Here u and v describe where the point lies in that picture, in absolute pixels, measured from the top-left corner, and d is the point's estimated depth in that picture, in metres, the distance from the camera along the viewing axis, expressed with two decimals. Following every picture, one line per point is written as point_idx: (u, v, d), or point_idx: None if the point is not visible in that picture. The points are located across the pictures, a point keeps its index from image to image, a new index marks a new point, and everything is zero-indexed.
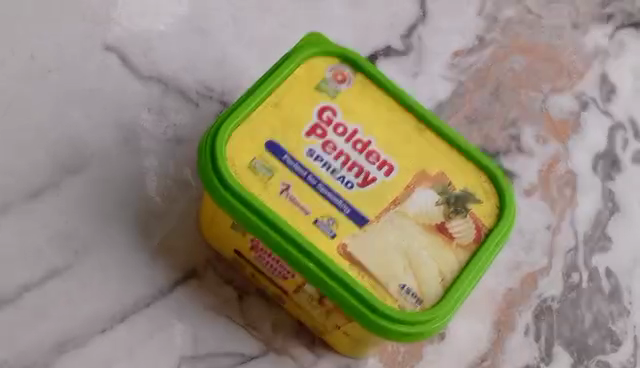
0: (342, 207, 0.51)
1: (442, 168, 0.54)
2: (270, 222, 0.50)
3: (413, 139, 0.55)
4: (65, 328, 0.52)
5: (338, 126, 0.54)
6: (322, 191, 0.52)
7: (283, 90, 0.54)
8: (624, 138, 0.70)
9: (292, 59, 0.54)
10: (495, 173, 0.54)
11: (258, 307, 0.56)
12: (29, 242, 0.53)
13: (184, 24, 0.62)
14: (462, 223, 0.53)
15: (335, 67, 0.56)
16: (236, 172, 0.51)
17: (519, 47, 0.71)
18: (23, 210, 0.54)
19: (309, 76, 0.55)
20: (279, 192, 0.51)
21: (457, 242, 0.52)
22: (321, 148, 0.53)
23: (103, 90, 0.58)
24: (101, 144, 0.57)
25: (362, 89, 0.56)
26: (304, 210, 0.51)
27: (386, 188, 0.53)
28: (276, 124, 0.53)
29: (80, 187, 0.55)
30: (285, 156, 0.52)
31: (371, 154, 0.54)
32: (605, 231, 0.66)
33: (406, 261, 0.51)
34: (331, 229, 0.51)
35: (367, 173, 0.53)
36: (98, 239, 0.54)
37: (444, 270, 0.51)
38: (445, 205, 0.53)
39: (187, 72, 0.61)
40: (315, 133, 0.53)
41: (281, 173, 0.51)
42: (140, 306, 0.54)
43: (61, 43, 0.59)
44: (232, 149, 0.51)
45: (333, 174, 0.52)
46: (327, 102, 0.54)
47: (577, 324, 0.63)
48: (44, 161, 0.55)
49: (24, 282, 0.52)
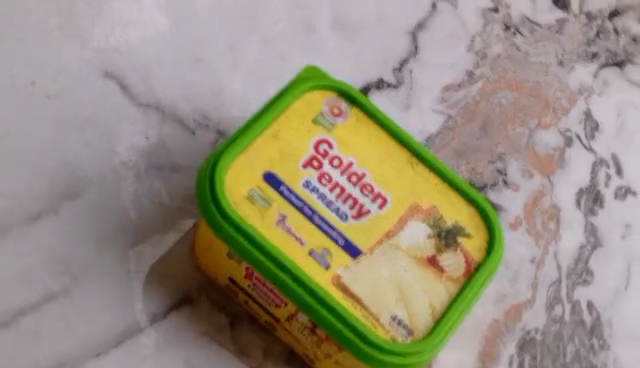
0: (337, 239, 0.53)
1: (434, 202, 0.56)
2: (267, 252, 0.51)
3: (406, 173, 0.56)
4: (61, 351, 0.53)
5: (334, 159, 0.55)
6: (318, 222, 0.53)
7: (281, 122, 0.55)
8: (607, 173, 0.72)
9: (290, 93, 0.55)
10: (484, 207, 0.56)
11: (251, 335, 0.57)
12: (27, 266, 0.54)
13: (182, 53, 0.63)
14: (452, 257, 0.54)
15: (332, 100, 0.57)
16: (234, 202, 0.52)
17: (507, 82, 0.73)
18: (22, 234, 0.55)
19: (307, 109, 0.56)
20: (275, 223, 0.52)
21: (448, 275, 0.54)
22: (317, 180, 0.54)
23: (101, 118, 0.59)
24: (99, 171, 0.58)
25: (358, 123, 0.57)
26: (299, 241, 0.52)
27: (379, 221, 0.54)
28: (274, 155, 0.54)
29: (78, 212, 0.56)
30: (282, 187, 0.53)
31: (365, 187, 0.55)
32: (587, 265, 0.68)
33: (398, 293, 0.53)
34: (326, 259, 0.52)
35: (362, 205, 0.54)
36: (95, 264, 0.55)
37: (435, 302, 0.53)
38: (436, 238, 0.55)
39: (185, 100, 0.62)
40: (311, 165, 0.55)
41: (278, 204, 0.53)
42: (135, 331, 0.55)
43: (61, 69, 0.60)
44: (231, 180, 0.52)
45: (328, 205, 0.54)
46: (323, 135, 0.56)
47: (558, 357, 0.65)
48: (42, 186, 0.56)
49: (21, 305, 0.53)
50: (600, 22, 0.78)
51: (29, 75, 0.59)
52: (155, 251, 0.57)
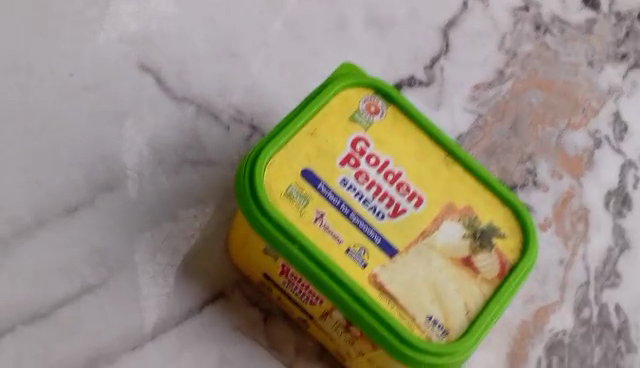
0: (373, 237, 0.53)
1: (469, 202, 0.56)
2: (306, 249, 0.51)
3: (441, 173, 0.56)
4: (97, 343, 0.53)
5: (370, 157, 0.55)
6: (354, 220, 0.53)
7: (319, 119, 0.55)
8: (635, 176, 0.71)
9: (329, 89, 0.55)
10: (520, 208, 0.56)
11: (283, 330, 0.57)
12: (63, 258, 0.54)
13: (217, 47, 0.63)
14: (487, 258, 0.54)
15: (370, 98, 0.57)
16: (273, 199, 0.52)
17: (537, 82, 0.73)
18: (59, 225, 0.55)
19: (344, 106, 0.56)
20: (313, 220, 0.52)
21: (483, 276, 0.54)
22: (354, 178, 0.54)
23: (137, 111, 0.59)
24: (135, 164, 0.58)
25: (394, 121, 0.57)
26: (337, 239, 0.52)
27: (415, 220, 0.54)
28: (312, 152, 0.54)
29: (114, 205, 0.56)
30: (320, 184, 0.53)
31: (401, 186, 0.55)
32: (615, 267, 0.68)
33: (433, 293, 0.53)
34: (363, 258, 0.52)
35: (398, 204, 0.54)
36: (130, 258, 0.55)
37: (470, 302, 0.53)
38: (471, 238, 0.55)
39: (219, 95, 0.62)
40: (348, 163, 0.54)
41: (316, 201, 0.53)
42: (169, 325, 0.55)
43: (98, 61, 0.60)
44: (270, 175, 0.52)
45: (365, 204, 0.54)
46: (360, 133, 0.56)
47: (585, 359, 0.64)
48: (80, 178, 0.56)
49: (58, 297, 0.53)
50: (630, 23, 0.77)
51: (66, 67, 0.59)
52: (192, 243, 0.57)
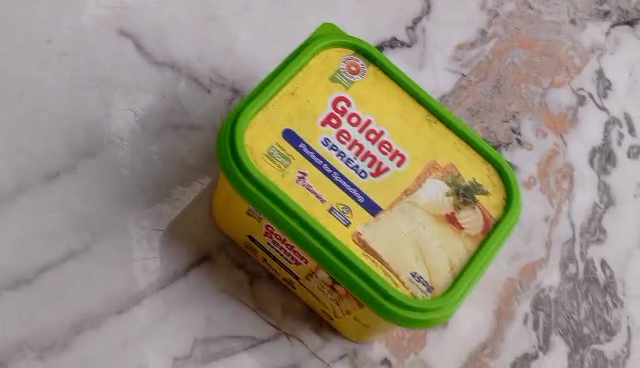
0: (356, 196, 0.53)
1: (452, 160, 0.56)
2: (288, 209, 0.51)
3: (423, 131, 0.56)
4: (82, 308, 0.53)
5: (352, 116, 0.55)
6: (337, 180, 0.53)
7: (299, 80, 0.55)
8: (619, 132, 0.72)
9: (309, 50, 0.55)
10: (502, 165, 0.56)
11: (269, 292, 0.57)
12: (46, 224, 0.54)
13: (196, 12, 0.63)
14: (471, 214, 0.54)
15: (350, 58, 0.57)
16: (254, 160, 0.52)
17: (519, 41, 0.72)
18: (41, 192, 0.55)
19: (324, 66, 0.56)
20: (295, 180, 0.52)
21: (466, 232, 0.54)
22: (336, 138, 0.54)
23: (117, 77, 0.59)
24: (117, 129, 0.58)
25: (375, 81, 0.57)
26: (319, 199, 0.52)
27: (398, 178, 0.54)
28: (292, 113, 0.54)
29: (97, 171, 0.56)
30: (301, 145, 0.53)
31: (384, 144, 0.55)
32: (601, 223, 0.68)
33: (417, 250, 0.53)
34: (346, 216, 0.52)
35: (380, 163, 0.54)
36: (114, 223, 0.55)
37: (454, 258, 0.53)
38: (454, 195, 0.55)
39: (200, 60, 0.62)
40: (329, 123, 0.54)
41: (297, 162, 0.53)
42: (155, 289, 0.55)
43: (77, 28, 0.59)
44: (251, 137, 0.52)
45: (347, 163, 0.54)
46: (341, 93, 0.55)
47: (572, 314, 0.64)
48: (61, 144, 0.56)
49: (42, 263, 0.53)
50: None
51: (45, 33, 0.59)
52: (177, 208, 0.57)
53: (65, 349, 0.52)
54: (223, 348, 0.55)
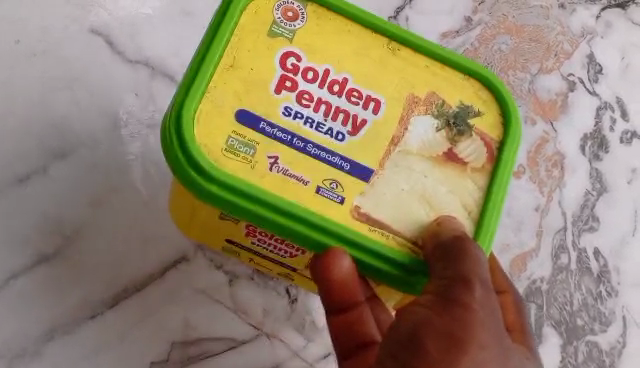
0: (341, 165, 0.46)
1: (432, 89, 0.49)
2: (270, 206, 0.45)
3: (389, 65, 0.48)
4: (53, 314, 0.53)
5: (307, 72, 0.47)
6: (314, 153, 0.46)
7: (235, 47, 0.47)
8: (612, 118, 0.69)
9: (231, 13, 0.47)
10: (485, 75, 0.49)
11: (249, 292, 0.56)
12: (17, 229, 0.54)
13: (169, 8, 0.61)
14: (470, 145, 0.48)
15: (283, 3, 0.48)
16: (218, 162, 0.45)
17: (507, 28, 0.69)
18: (11, 197, 0.54)
19: (255, 22, 0.47)
20: (268, 167, 0.45)
21: (471, 167, 0.48)
22: (297, 103, 0.47)
23: (89, 75, 0.58)
24: (88, 130, 0.57)
25: (318, 21, 0.48)
26: (302, 181, 0.46)
27: (378, 131, 0.47)
28: (239, 88, 0.46)
29: (68, 173, 0.56)
30: (262, 125, 0.46)
31: (352, 93, 0.48)
32: (593, 211, 0.66)
33: (424, 203, 0.47)
34: (338, 193, 0.46)
35: (355, 117, 0.47)
36: (88, 225, 0.55)
37: (468, 201, 0.48)
38: (446, 129, 0.48)
39: (174, 56, 0.60)
40: (283, 88, 0.47)
41: (266, 144, 0.46)
42: (129, 291, 0.55)
43: (45, 26, 0.58)
44: (206, 138, 0.45)
45: (318, 129, 0.47)
46: (286, 47, 0.47)
47: (566, 306, 0.63)
48: (31, 146, 0.56)
49: (13, 269, 0.53)
50: None
51: (13, 33, 0.57)
52: (153, 208, 0.56)
53: (38, 356, 0.52)
54: (203, 350, 0.54)
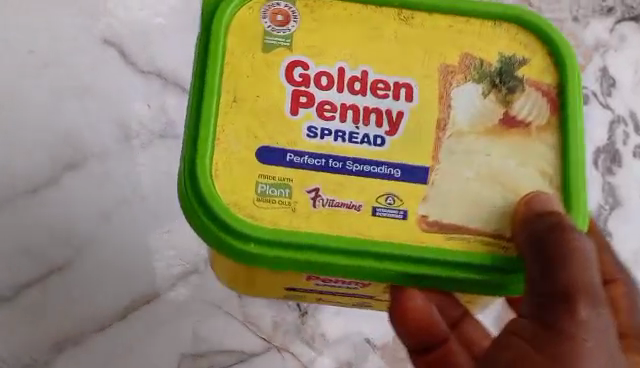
0: (391, 173, 0.42)
1: (463, 49, 0.44)
2: (322, 251, 0.41)
3: (408, 42, 0.44)
4: (63, 326, 0.53)
5: (320, 78, 0.43)
6: (357, 170, 0.42)
7: (230, 76, 0.42)
8: (625, 132, 0.66)
9: (214, 38, 0.42)
10: (518, 15, 0.45)
11: (259, 305, 0.56)
12: (28, 240, 0.54)
13: (181, 16, 0.60)
14: (525, 102, 0.44)
15: (269, 10, 0.44)
16: (255, 220, 0.41)
17: None
18: (22, 207, 0.55)
19: (245, 41, 0.43)
20: (312, 203, 0.41)
21: (535, 124, 0.44)
22: (319, 119, 0.42)
23: (101, 85, 0.58)
24: (100, 141, 0.57)
25: (312, 16, 0.44)
26: (353, 207, 0.41)
27: (419, 122, 0.43)
28: (251, 123, 0.42)
29: (79, 184, 0.56)
30: (290, 157, 0.42)
31: (377, 86, 0.43)
32: (606, 226, 0.64)
33: (495, 185, 0.43)
34: (397, 207, 0.42)
35: (389, 111, 0.43)
36: (99, 236, 0.55)
37: (545, 167, 0.43)
38: (495, 91, 0.44)
39: (185, 66, 0.59)
40: (300, 105, 0.43)
41: (300, 178, 0.42)
42: (139, 304, 0.55)
43: (57, 36, 0.58)
44: (234, 197, 0.41)
45: (354, 140, 0.42)
46: (291, 58, 0.43)
47: None
48: (42, 158, 0.56)
49: (23, 281, 0.54)
50: None
51: (25, 43, 0.58)
52: (166, 219, 0.56)
53: None
54: (212, 362, 0.54)
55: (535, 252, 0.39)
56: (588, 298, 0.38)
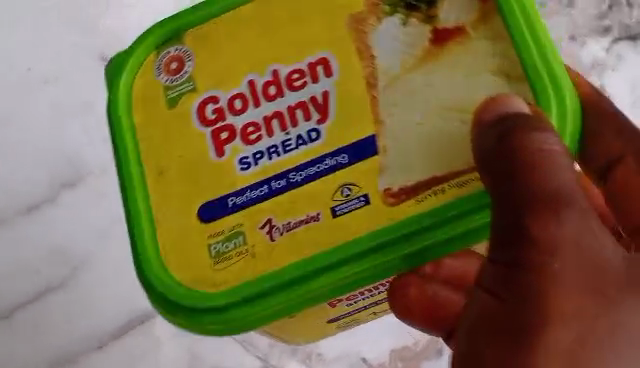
0: (337, 162, 0.36)
1: None
2: (290, 287, 0.35)
3: (305, 18, 0.38)
4: (60, 344, 0.55)
5: (233, 102, 0.38)
6: (305, 174, 0.36)
7: (146, 146, 0.39)
8: None
9: (116, 120, 0.39)
10: None
11: None
12: (26, 260, 0.55)
13: None
14: (450, 9, 0.36)
15: (164, 59, 0.40)
16: (218, 286, 0.36)
17: None
18: (22, 226, 0.55)
19: (149, 101, 0.39)
20: (268, 237, 0.36)
21: (471, 23, 0.36)
22: (246, 144, 0.37)
23: (101, 103, 0.57)
24: (99, 160, 0.56)
25: (204, 44, 0.39)
26: (311, 218, 0.36)
27: (348, 98, 0.37)
28: (187, 188, 0.38)
29: (78, 203, 0.56)
30: (231, 200, 0.37)
31: (292, 77, 0.37)
32: None
33: (450, 115, 0.35)
34: (357, 195, 0.36)
35: (313, 97, 0.37)
36: (96, 255, 0.55)
37: (502, 63, 0.35)
38: (414, 16, 0.37)
39: None
40: (224, 143, 0.38)
41: (250, 218, 0.37)
42: (134, 324, 0.55)
43: (58, 52, 0.57)
44: (193, 274, 0.37)
45: (288, 149, 0.37)
46: (200, 96, 0.38)
47: None
48: (42, 177, 0.56)
49: (21, 300, 0.55)
50: None
51: (26, 61, 0.57)
52: None
53: None
54: None
55: (490, 177, 0.32)
56: (554, 208, 0.30)
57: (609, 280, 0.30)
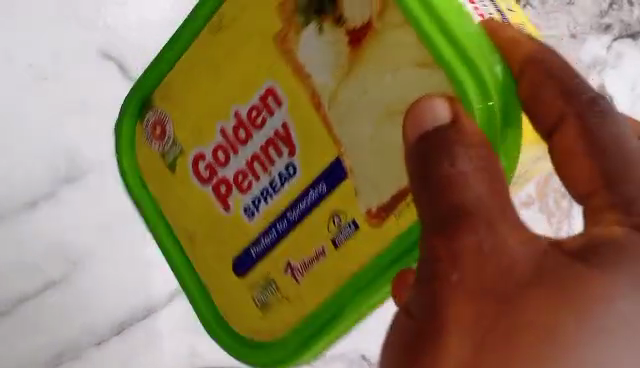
0: (325, 193, 0.44)
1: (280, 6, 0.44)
2: (335, 316, 0.45)
3: (251, 42, 0.46)
4: (60, 339, 0.55)
5: (220, 154, 0.49)
6: (303, 207, 0.45)
7: (185, 214, 0.53)
8: None
9: (148, 217, 0.55)
10: None
11: None
12: (26, 256, 0.55)
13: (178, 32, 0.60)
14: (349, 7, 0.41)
15: (150, 124, 0.54)
16: (292, 324, 0.48)
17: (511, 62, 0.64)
18: (21, 222, 0.55)
19: (163, 178, 0.54)
20: (293, 279, 0.47)
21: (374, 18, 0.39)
22: (243, 193, 0.49)
23: (101, 101, 0.58)
24: (98, 157, 0.57)
25: (178, 105, 0.52)
26: (319, 254, 0.45)
27: (305, 126, 0.44)
28: (226, 250, 0.51)
29: (78, 199, 0.56)
30: (254, 254, 0.49)
31: (254, 114, 0.47)
32: None
33: (397, 117, 0.39)
34: (347, 222, 0.43)
35: (277, 130, 0.46)
36: (96, 250, 0.56)
37: (421, 57, 0.37)
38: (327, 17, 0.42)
39: None
40: (227, 197, 0.50)
41: (274, 268, 0.48)
42: (137, 317, 0.57)
43: (59, 49, 0.57)
44: (278, 325, 0.49)
45: (276, 188, 0.46)
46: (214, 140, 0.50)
47: None
48: (42, 173, 0.56)
49: (20, 295, 0.55)
50: None
51: (26, 56, 0.56)
52: None
53: None
54: None
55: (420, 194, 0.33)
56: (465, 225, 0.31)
57: (515, 278, 0.31)
